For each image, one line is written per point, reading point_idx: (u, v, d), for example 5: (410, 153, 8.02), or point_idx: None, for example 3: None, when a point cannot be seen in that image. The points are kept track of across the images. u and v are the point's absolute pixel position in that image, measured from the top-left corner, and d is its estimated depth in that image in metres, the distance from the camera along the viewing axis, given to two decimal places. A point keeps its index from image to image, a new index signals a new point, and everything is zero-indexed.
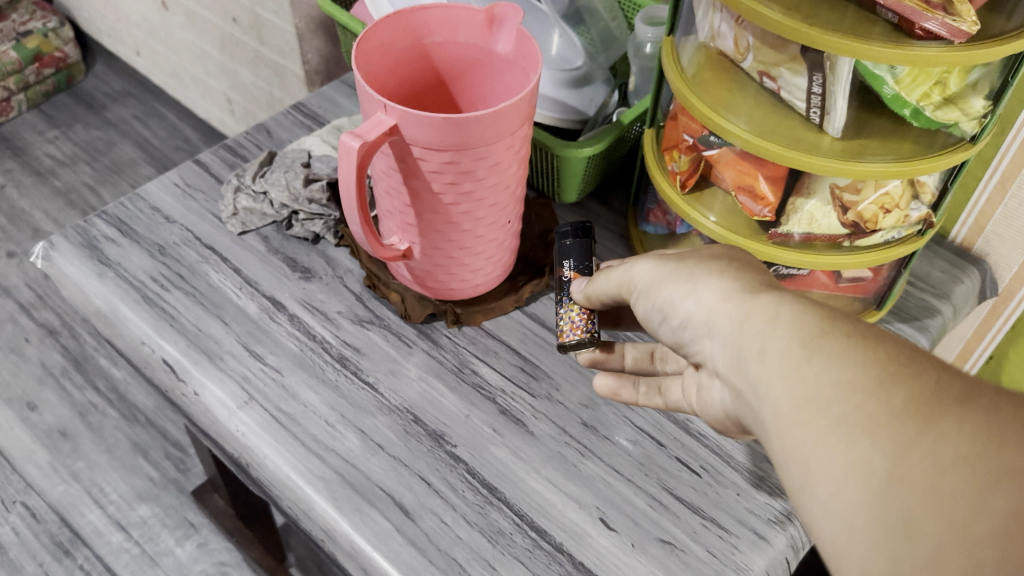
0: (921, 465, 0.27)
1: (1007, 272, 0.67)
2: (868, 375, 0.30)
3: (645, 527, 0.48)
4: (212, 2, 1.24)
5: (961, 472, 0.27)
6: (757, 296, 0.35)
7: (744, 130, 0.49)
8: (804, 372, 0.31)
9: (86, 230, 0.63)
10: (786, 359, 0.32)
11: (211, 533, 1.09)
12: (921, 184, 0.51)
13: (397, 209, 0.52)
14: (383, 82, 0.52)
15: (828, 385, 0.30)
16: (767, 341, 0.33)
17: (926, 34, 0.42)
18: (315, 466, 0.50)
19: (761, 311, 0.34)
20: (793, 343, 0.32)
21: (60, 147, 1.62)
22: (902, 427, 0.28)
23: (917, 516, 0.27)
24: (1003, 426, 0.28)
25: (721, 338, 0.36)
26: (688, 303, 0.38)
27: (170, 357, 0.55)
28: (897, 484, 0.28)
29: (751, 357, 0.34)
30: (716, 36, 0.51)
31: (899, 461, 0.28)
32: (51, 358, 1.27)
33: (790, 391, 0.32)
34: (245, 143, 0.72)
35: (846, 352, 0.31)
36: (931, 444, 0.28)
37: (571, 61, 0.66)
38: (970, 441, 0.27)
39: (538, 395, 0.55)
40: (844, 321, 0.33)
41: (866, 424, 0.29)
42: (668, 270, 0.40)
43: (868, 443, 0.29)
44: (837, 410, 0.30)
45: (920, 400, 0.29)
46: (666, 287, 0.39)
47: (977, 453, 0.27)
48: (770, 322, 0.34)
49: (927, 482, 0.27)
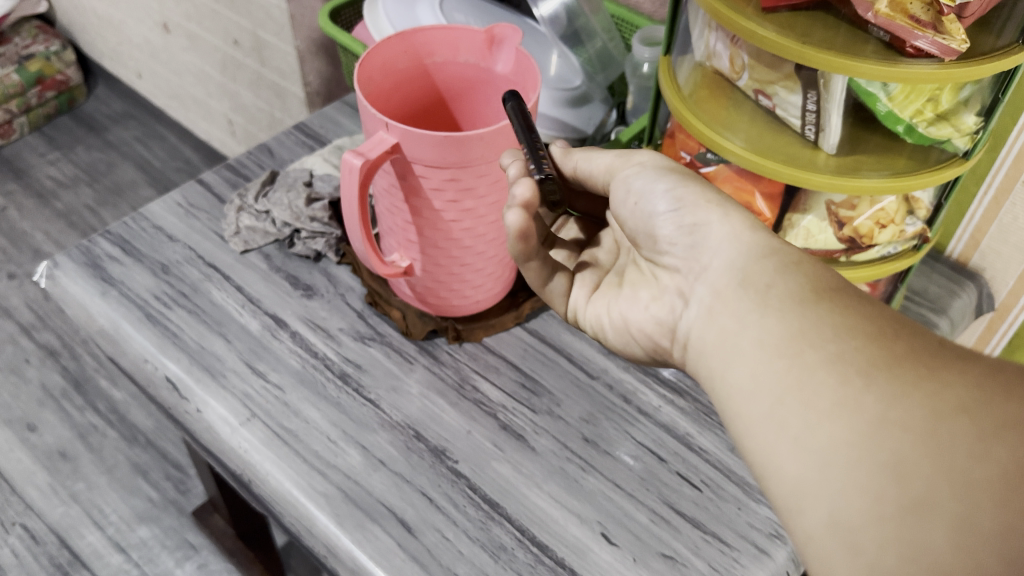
0: (917, 410, 0.30)
1: (1003, 286, 0.67)
2: (869, 325, 0.34)
3: (647, 542, 0.48)
4: (213, 25, 1.25)
5: (958, 422, 0.30)
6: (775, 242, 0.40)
7: (740, 148, 0.50)
8: (805, 312, 0.35)
9: (90, 250, 0.63)
10: (792, 300, 0.36)
11: (211, 554, 1.08)
12: (916, 201, 0.51)
13: (398, 227, 0.52)
14: (385, 101, 0.53)
15: (830, 326, 0.34)
16: (775, 282, 0.37)
17: (917, 52, 0.43)
18: (317, 483, 0.50)
19: (771, 259, 0.39)
20: (801, 287, 0.36)
21: (62, 169, 1.63)
22: (898, 370, 0.32)
23: (909, 454, 0.30)
24: (1005, 386, 0.30)
25: (727, 260, 0.40)
26: (711, 214, 0.41)
27: (173, 374, 0.55)
28: (891, 423, 0.30)
29: (757, 292, 0.38)
30: (711, 55, 0.51)
31: (895, 403, 0.31)
32: (51, 379, 1.27)
33: (790, 328, 0.35)
34: (248, 163, 0.72)
35: (850, 301, 0.35)
36: (930, 393, 0.31)
37: (570, 81, 0.66)
38: (969, 394, 0.30)
39: (539, 411, 0.55)
40: (851, 284, 0.37)
41: (862, 365, 0.32)
42: (689, 173, 0.44)
43: (864, 383, 0.32)
44: (835, 347, 0.33)
45: (919, 352, 0.32)
46: (687, 187, 0.43)
47: (976, 407, 0.30)
48: (779, 269, 0.38)
49: (924, 426, 0.30)
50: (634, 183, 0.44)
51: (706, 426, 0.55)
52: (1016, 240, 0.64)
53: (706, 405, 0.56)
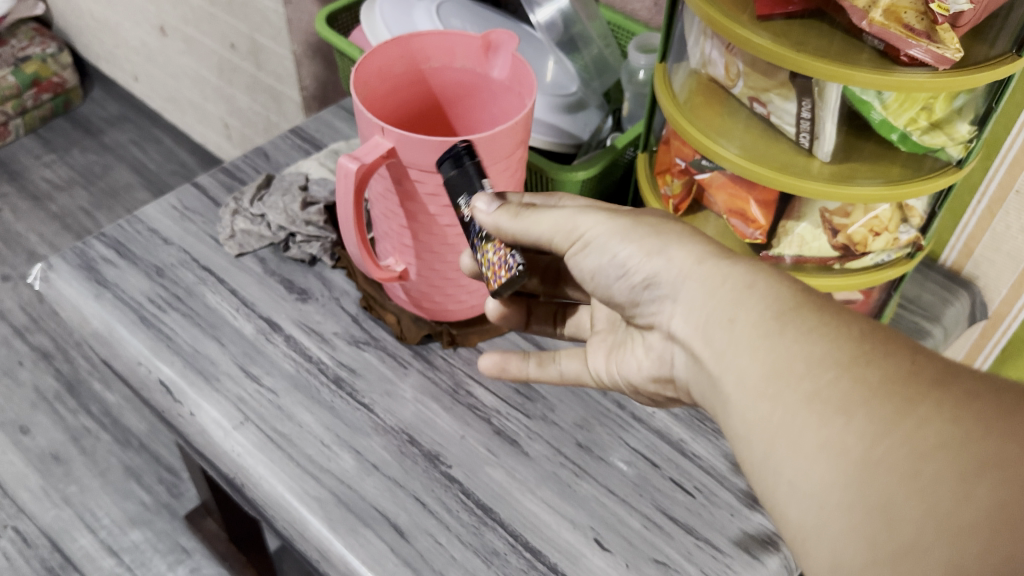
0: (898, 449, 0.29)
1: (996, 295, 0.67)
2: (841, 353, 0.32)
3: (639, 547, 0.48)
4: (210, 28, 1.25)
5: (941, 459, 0.28)
6: (732, 263, 0.38)
7: (734, 154, 0.50)
8: (774, 346, 0.34)
9: (84, 252, 0.63)
10: (755, 335, 0.34)
11: (204, 558, 1.07)
12: (909, 208, 0.52)
13: (394, 232, 0.52)
14: (381, 106, 0.53)
15: (800, 361, 0.33)
16: (740, 311, 0.35)
17: (912, 61, 0.43)
18: (310, 487, 0.50)
19: (735, 284, 0.37)
20: (766, 314, 0.35)
21: (57, 171, 1.62)
22: (878, 406, 0.30)
23: (894, 498, 0.28)
24: (987, 414, 0.28)
25: (686, 301, 0.39)
26: (655, 261, 0.40)
27: (166, 377, 0.55)
28: (874, 464, 0.29)
29: (724, 329, 0.36)
30: (707, 63, 0.51)
31: (877, 442, 0.29)
32: (44, 381, 1.27)
33: (760, 363, 0.34)
34: (243, 167, 0.72)
35: (817, 328, 0.33)
36: (910, 430, 0.29)
37: (567, 87, 0.67)
38: (949, 427, 0.28)
39: (532, 416, 0.55)
40: (824, 300, 0.35)
41: (837, 402, 0.31)
42: (631, 224, 0.41)
43: (844, 422, 0.30)
44: (810, 385, 0.32)
45: (896, 380, 0.30)
46: (631, 242, 0.41)
47: (959, 441, 0.28)
48: (742, 298, 0.36)
49: (907, 467, 0.28)
50: (587, 260, 0.43)
51: (700, 433, 0.55)
52: (1009, 248, 0.64)
53: (700, 412, 0.56)
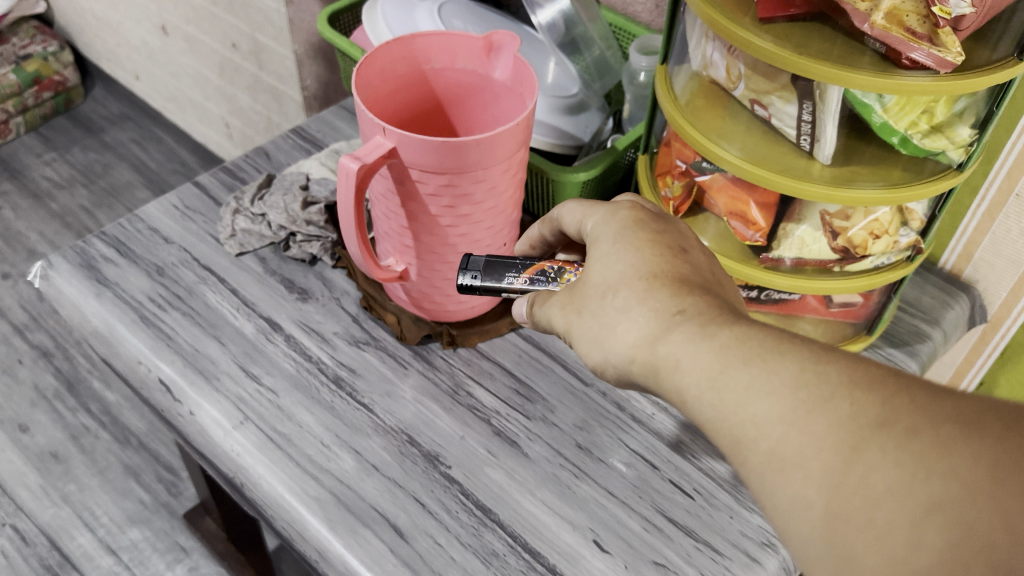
0: (853, 501, 0.29)
1: (996, 298, 0.67)
2: (785, 406, 0.31)
3: (639, 549, 0.48)
4: (211, 28, 1.25)
5: (893, 507, 0.28)
6: (668, 331, 0.36)
7: (736, 157, 0.50)
8: (723, 406, 0.33)
9: (85, 251, 0.63)
10: (701, 396, 0.34)
11: (202, 557, 1.08)
12: (910, 211, 0.51)
13: (394, 231, 0.52)
14: (383, 105, 0.53)
15: (748, 424, 0.32)
16: (684, 368, 0.35)
17: (913, 64, 0.43)
18: (310, 487, 0.50)
19: (676, 338, 0.35)
20: (709, 373, 0.34)
21: (58, 170, 1.62)
22: (829, 461, 0.30)
23: (857, 551, 0.29)
24: (927, 454, 0.29)
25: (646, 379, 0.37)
26: (603, 348, 0.38)
27: (166, 376, 0.55)
28: (836, 519, 0.29)
29: (676, 388, 0.35)
30: (708, 65, 0.51)
31: (834, 496, 0.29)
32: (44, 380, 1.27)
33: (717, 426, 0.33)
34: (244, 166, 0.72)
35: (756, 381, 0.32)
36: (860, 482, 0.29)
37: (568, 88, 0.67)
38: (896, 473, 0.29)
39: (532, 417, 0.55)
40: (758, 341, 0.34)
41: (792, 460, 0.31)
42: (580, 316, 0.40)
43: (800, 479, 0.30)
44: (764, 446, 0.31)
45: (840, 433, 0.30)
46: (584, 334, 0.39)
47: (906, 487, 0.28)
48: (686, 355, 0.35)
49: (863, 519, 0.29)
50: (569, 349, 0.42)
51: (699, 435, 0.55)
52: (1009, 252, 0.64)
53: None
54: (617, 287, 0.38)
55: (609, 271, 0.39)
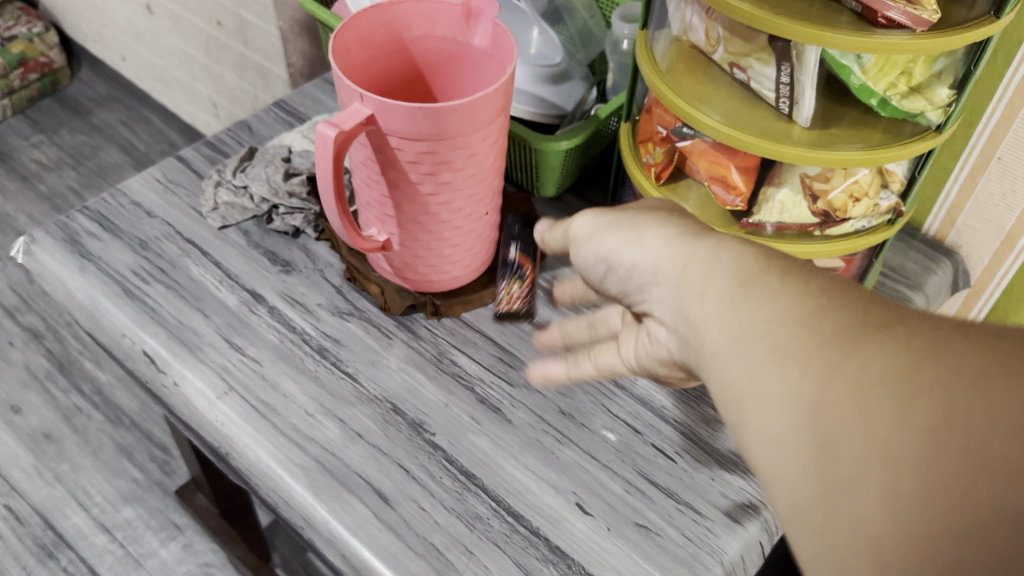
0: (841, 385, 0.28)
1: (979, 263, 0.68)
2: (797, 306, 0.31)
3: (621, 511, 0.49)
4: (197, 5, 1.25)
5: (879, 393, 0.27)
6: (697, 242, 0.38)
7: (716, 120, 0.49)
8: (743, 307, 0.33)
9: (67, 226, 0.63)
10: (723, 298, 0.34)
11: (196, 534, 1.10)
12: (890, 173, 0.52)
13: (375, 201, 0.52)
14: (362, 74, 0.53)
15: (761, 319, 0.32)
16: (712, 275, 0.35)
17: (889, 23, 0.43)
18: (294, 455, 0.50)
19: (706, 251, 0.37)
20: (730, 281, 0.34)
21: (46, 152, 1.62)
22: (827, 347, 0.29)
23: (838, 436, 0.27)
24: (925, 346, 0.27)
25: (666, 284, 0.38)
26: (631, 251, 0.40)
27: (150, 348, 0.55)
28: (823, 406, 0.28)
29: (695, 294, 0.36)
30: (688, 29, 0.52)
31: (826, 382, 0.28)
32: (35, 361, 1.27)
33: (724, 326, 0.33)
34: (226, 140, 0.72)
35: (779, 284, 0.33)
36: (851, 367, 0.28)
37: (551, 57, 0.66)
38: (890, 361, 0.27)
39: (516, 384, 0.55)
40: (785, 263, 0.34)
41: (795, 349, 0.30)
42: (612, 224, 0.42)
43: (797, 369, 0.30)
44: (769, 339, 0.31)
45: (846, 326, 0.29)
46: (612, 239, 0.41)
47: (895, 372, 0.27)
48: (709, 263, 0.36)
49: (848, 404, 0.27)
50: (595, 266, 0.43)
51: (682, 399, 0.55)
52: (992, 216, 0.64)
53: None
54: (667, 215, 0.41)
55: (662, 204, 0.43)
